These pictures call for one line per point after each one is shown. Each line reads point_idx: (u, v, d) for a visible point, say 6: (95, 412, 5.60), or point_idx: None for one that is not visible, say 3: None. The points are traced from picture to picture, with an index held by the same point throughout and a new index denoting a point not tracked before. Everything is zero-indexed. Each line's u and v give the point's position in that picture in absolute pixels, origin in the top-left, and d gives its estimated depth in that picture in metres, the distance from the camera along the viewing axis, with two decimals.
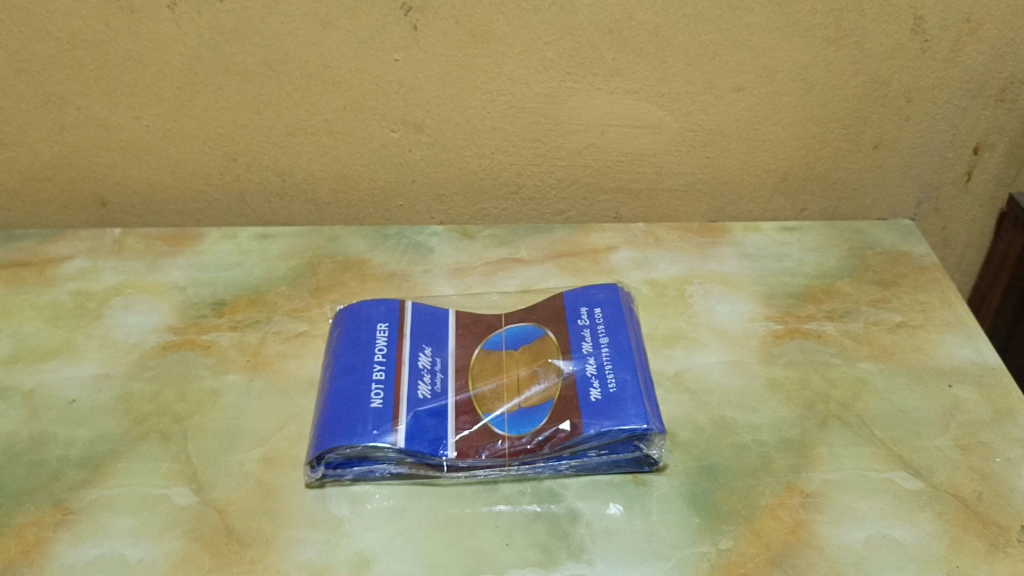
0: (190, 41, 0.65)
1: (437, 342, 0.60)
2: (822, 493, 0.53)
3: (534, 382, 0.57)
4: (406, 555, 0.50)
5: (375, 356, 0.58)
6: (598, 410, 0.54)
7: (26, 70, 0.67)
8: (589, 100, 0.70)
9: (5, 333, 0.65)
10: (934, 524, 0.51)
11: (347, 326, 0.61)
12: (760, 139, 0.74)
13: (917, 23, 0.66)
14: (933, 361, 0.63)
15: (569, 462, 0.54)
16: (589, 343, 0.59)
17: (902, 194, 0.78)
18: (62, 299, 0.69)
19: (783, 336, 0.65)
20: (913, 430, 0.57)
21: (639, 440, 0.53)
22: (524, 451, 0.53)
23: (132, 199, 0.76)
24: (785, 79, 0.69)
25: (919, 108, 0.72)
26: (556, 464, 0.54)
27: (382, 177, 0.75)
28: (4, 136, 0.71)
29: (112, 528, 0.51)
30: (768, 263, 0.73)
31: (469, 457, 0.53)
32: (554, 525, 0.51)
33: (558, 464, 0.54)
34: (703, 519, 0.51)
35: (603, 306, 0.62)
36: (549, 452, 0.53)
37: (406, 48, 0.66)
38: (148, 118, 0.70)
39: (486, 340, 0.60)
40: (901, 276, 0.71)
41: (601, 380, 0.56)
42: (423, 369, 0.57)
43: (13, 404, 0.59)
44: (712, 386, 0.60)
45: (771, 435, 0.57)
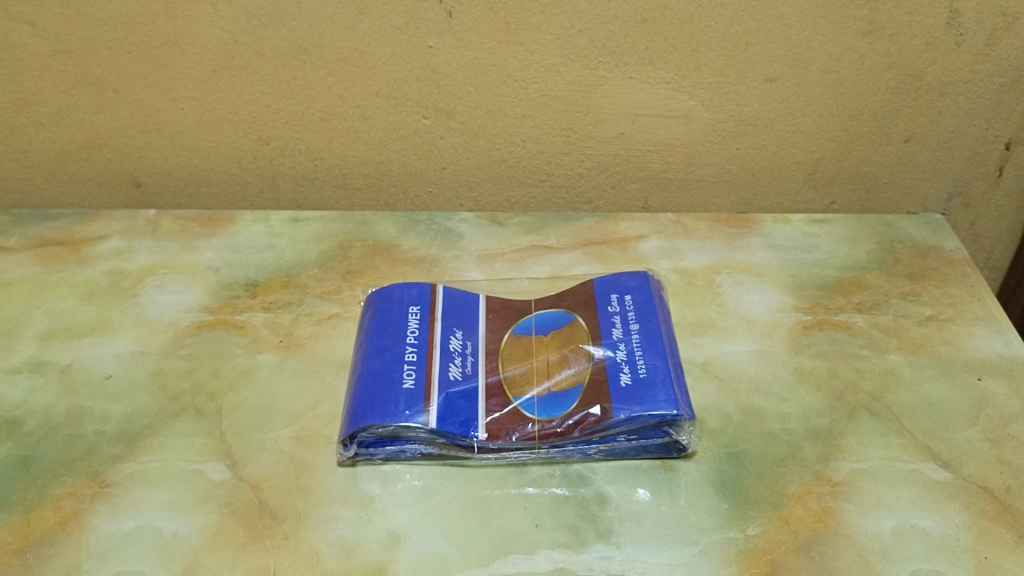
0: (226, 25, 0.66)
1: (467, 326, 0.60)
2: (850, 482, 0.53)
3: (564, 366, 0.57)
4: (436, 534, 0.50)
5: (407, 338, 0.58)
6: (628, 396, 0.54)
7: (65, 51, 0.68)
8: (620, 89, 0.70)
9: (42, 310, 0.67)
10: (962, 515, 0.51)
11: (379, 308, 0.62)
12: (790, 131, 0.74)
13: (952, 16, 0.66)
14: (963, 354, 0.63)
15: (598, 446, 0.54)
16: (619, 329, 0.59)
17: (932, 188, 0.78)
18: (98, 278, 0.70)
19: (812, 327, 0.65)
20: (942, 423, 0.57)
21: (668, 426, 0.54)
22: (554, 434, 0.54)
23: (166, 181, 0.77)
24: (818, 71, 0.69)
25: (951, 102, 0.72)
26: (585, 447, 0.54)
27: (412, 163, 0.75)
28: (40, 116, 0.72)
29: (147, 501, 0.52)
30: (797, 255, 0.73)
31: (500, 439, 0.54)
32: (582, 508, 0.52)
33: (587, 449, 0.54)
34: (731, 505, 0.52)
35: (633, 293, 0.62)
36: (578, 436, 0.54)
37: (440, 34, 0.67)
38: (184, 101, 0.71)
39: (516, 324, 0.61)
40: (930, 269, 0.71)
41: (631, 366, 0.56)
42: (454, 352, 0.58)
43: (51, 378, 0.60)
44: (741, 374, 0.61)
45: (800, 424, 0.57)
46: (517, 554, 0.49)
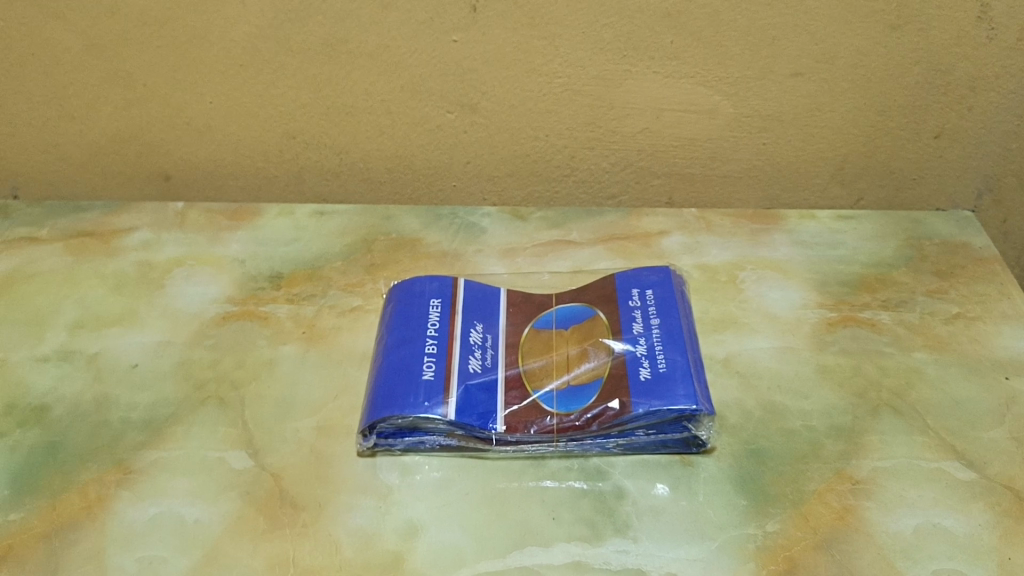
0: (254, 19, 0.67)
1: (487, 319, 0.61)
2: (871, 479, 0.53)
3: (584, 360, 0.57)
4: (454, 525, 0.50)
5: (427, 331, 0.59)
6: (647, 390, 0.54)
7: (97, 46, 0.69)
8: (645, 84, 0.70)
9: (71, 300, 0.68)
10: (986, 515, 0.51)
11: (401, 300, 0.62)
12: (817, 126, 0.73)
13: (984, 10, 0.65)
14: (991, 352, 0.62)
15: (617, 440, 0.54)
16: (640, 324, 0.59)
17: (963, 185, 0.77)
18: (126, 270, 0.71)
19: (836, 323, 0.64)
20: (968, 422, 0.56)
21: (686, 421, 0.54)
22: (573, 428, 0.54)
23: (195, 174, 0.78)
24: (845, 65, 0.69)
25: (983, 97, 0.71)
26: (604, 441, 0.54)
27: (436, 158, 0.76)
28: (71, 109, 0.73)
29: (170, 488, 0.53)
30: (823, 251, 0.72)
31: (518, 432, 0.54)
32: (600, 502, 0.52)
33: (605, 443, 0.54)
34: (750, 501, 0.51)
35: (655, 288, 0.62)
36: (598, 429, 0.54)
37: (465, 29, 0.67)
38: (212, 95, 0.72)
39: (536, 319, 0.61)
40: (958, 267, 0.70)
41: (651, 361, 0.56)
42: (474, 345, 0.58)
43: (78, 367, 0.61)
44: (763, 371, 0.60)
45: (822, 421, 0.57)
46: (534, 547, 0.49)
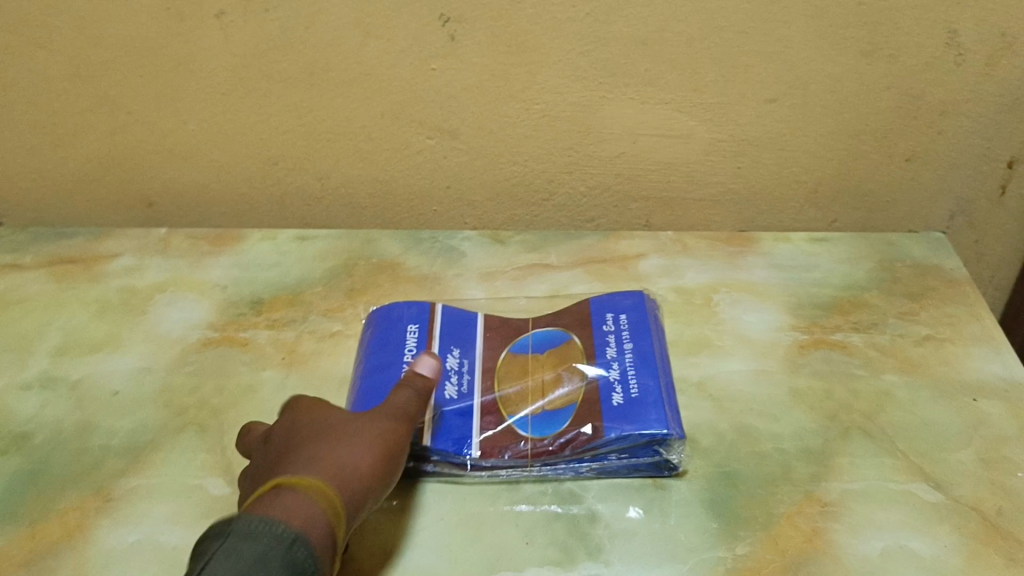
0: (236, 49, 0.68)
1: (465, 343, 0.62)
2: (840, 502, 0.54)
3: (559, 385, 0.58)
4: (428, 550, 0.51)
5: (404, 356, 0.60)
6: (619, 415, 0.55)
7: (81, 75, 0.70)
8: (621, 110, 0.71)
9: (54, 326, 0.68)
10: (952, 537, 0.52)
11: (379, 325, 0.63)
12: (791, 151, 0.74)
13: (952, 37, 0.67)
14: (960, 374, 0.63)
15: (590, 464, 0.55)
16: (613, 349, 0.60)
17: (936, 207, 0.78)
18: (110, 295, 0.72)
19: (809, 346, 0.65)
20: (936, 444, 0.57)
21: (658, 445, 0.54)
22: (546, 452, 0.55)
23: (178, 199, 0.79)
24: (818, 91, 0.70)
25: (953, 121, 0.72)
26: (577, 465, 0.55)
27: (417, 182, 0.77)
28: (56, 137, 0.74)
29: (149, 515, 0.53)
30: (797, 273, 0.73)
31: (492, 457, 0.55)
32: (573, 525, 0.52)
33: (579, 467, 0.55)
34: (721, 524, 0.52)
35: (629, 312, 0.63)
36: (571, 453, 0.55)
37: (443, 57, 0.68)
38: (195, 122, 0.73)
39: (513, 343, 0.62)
40: (930, 289, 0.71)
41: (624, 386, 0.57)
42: (450, 371, 0.59)
43: (60, 394, 0.62)
44: (735, 394, 0.61)
45: (793, 444, 0.57)
46: (507, 571, 0.50)
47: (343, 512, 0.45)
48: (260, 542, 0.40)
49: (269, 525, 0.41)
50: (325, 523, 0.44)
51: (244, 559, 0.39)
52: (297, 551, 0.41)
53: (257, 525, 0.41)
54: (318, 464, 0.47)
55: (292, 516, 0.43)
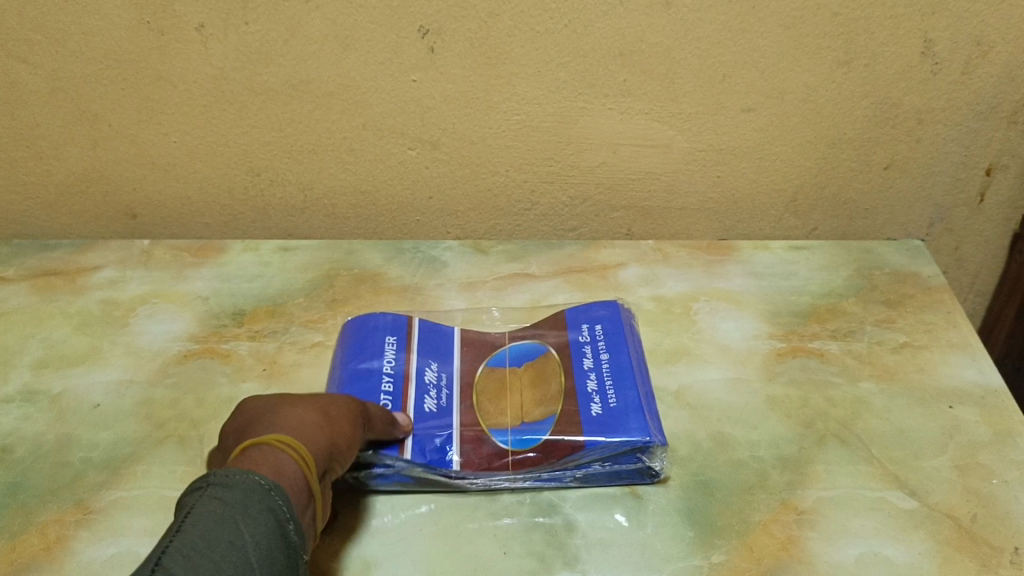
0: (216, 62, 0.68)
1: (442, 357, 0.62)
2: (816, 509, 0.54)
3: (536, 400, 0.59)
4: (406, 561, 0.51)
5: (383, 367, 0.60)
6: (600, 425, 0.56)
7: (62, 88, 0.70)
8: (600, 120, 0.72)
9: (36, 339, 0.69)
10: (926, 544, 0.52)
11: (354, 334, 0.63)
12: (770, 159, 0.75)
13: (927, 46, 0.67)
14: (935, 381, 0.63)
15: (573, 474, 0.55)
16: (590, 359, 0.61)
17: (914, 215, 0.79)
18: (92, 307, 0.72)
19: (786, 354, 0.66)
20: (911, 451, 0.58)
21: (640, 454, 0.55)
22: (531, 465, 0.55)
23: (161, 211, 0.79)
24: (795, 101, 0.71)
25: (930, 130, 0.73)
26: (560, 475, 0.55)
27: (399, 193, 0.77)
28: (38, 149, 0.74)
29: (128, 528, 0.53)
30: (776, 281, 0.74)
31: (478, 471, 0.55)
32: (551, 535, 0.53)
33: (562, 476, 0.55)
34: (697, 533, 0.53)
35: (604, 324, 0.64)
36: (555, 463, 0.55)
37: (423, 68, 0.69)
38: (177, 134, 0.73)
39: (490, 356, 0.62)
40: (908, 296, 0.72)
41: (602, 397, 0.58)
42: (429, 384, 0.60)
43: (41, 407, 0.62)
44: (713, 403, 0.62)
45: (769, 452, 0.58)
46: None
47: (310, 462, 0.46)
48: (235, 494, 0.39)
49: (241, 478, 0.40)
50: (294, 472, 0.44)
51: (225, 510, 0.38)
52: (273, 501, 0.40)
53: (234, 475, 0.40)
54: (280, 427, 0.47)
55: (269, 463, 0.43)
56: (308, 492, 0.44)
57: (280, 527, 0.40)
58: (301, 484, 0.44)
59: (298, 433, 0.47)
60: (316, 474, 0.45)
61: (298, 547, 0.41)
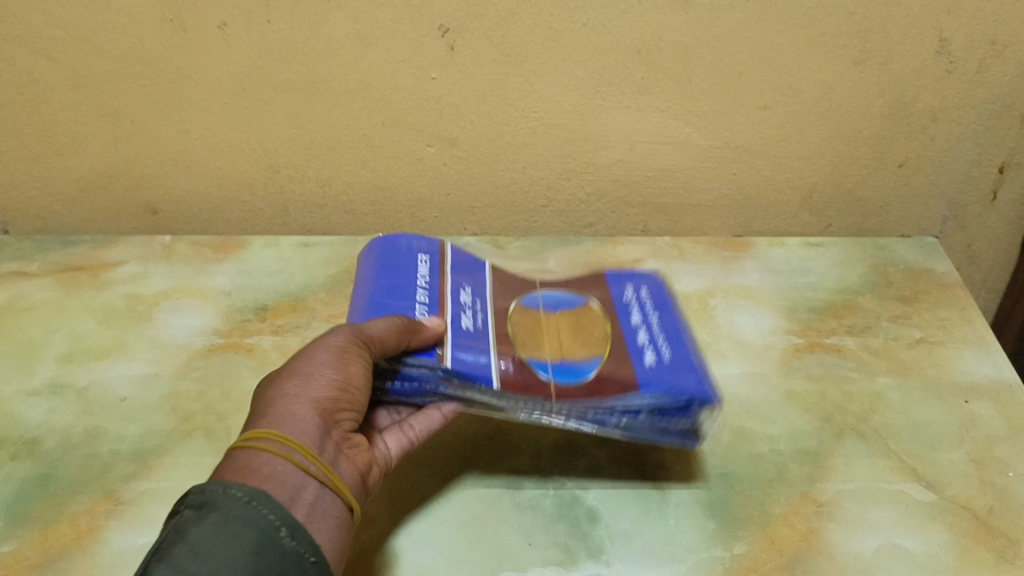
0: (238, 59, 0.69)
1: (477, 287, 0.61)
2: (835, 502, 0.55)
3: (578, 339, 0.56)
4: (432, 551, 0.52)
5: (416, 283, 0.59)
6: (657, 373, 0.53)
7: (85, 85, 0.71)
8: (618, 118, 0.73)
9: (61, 333, 0.69)
10: (944, 535, 0.53)
11: (384, 250, 0.62)
12: (785, 157, 0.75)
13: (942, 45, 0.68)
14: (951, 376, 0.64)
15: (621, 417, 0.51)
16: (637, 315, 0.60)
17: (928, 212, 0.80)
18: (115, 302, 0.73)
19: (804, 349, 0.67)
20: (928, 444, 0.59)
21: (695, 410, 0.52)
22: (580, 398, 0.51)
23: (181, 207, 0.80)
24: (811, 99, 0.71)
25: (944, 128, 0.73)
26: (607, 417, 0.51)
27: (418, 190, 0.78)
28: (60, 146, 0.75)
29: (159, 518, 0.54)
30: (792, 277, 0.74)
31: (518, 392, 0.51)
32: (574, 526, 0.54)
33: (608, 418, 0.51)
34: (718, 524, 0.53)
35: (648, 287, 0.64)
36: (604, 402, 0.51)
37: (443, 66, 0.69)
38: (198, 131, 0.74)
39: (523, 300, 0.61)
40: (922, 292, 0.73)
41: (654, 348, 0.56)
42: (464, 305, 0.58)
43: (68, 400, 0.63)
44: (732, 397, 0.62)
45: (788, 445, 0.59)
46: (510, 571, 0.51)
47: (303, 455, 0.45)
48: (213, 516, 0.41)
49: (224, 496, 0.41)
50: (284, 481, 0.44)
51: (202, 529, 0.40)
52: (256, 513, 0.41)
53: (216, 490, 0.42)
54: (272, 419, 0.47)
55: (249, 469, 0.44)
56: (303, 475, 0.45)
57: (266, 537, 0.41)
58: (292, 473, 0.44)
59: (279, 418, 0.47)
60: (305, 452, 0.45)
61: (303, 548, 0.42)
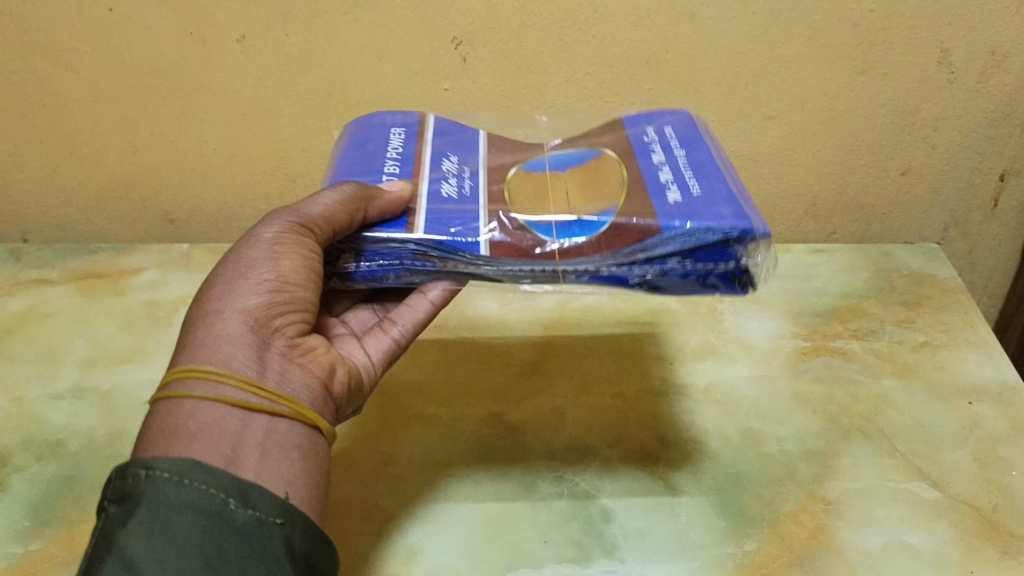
0: (255, 71, 0.70)
1: (466, 154, 0.53)
2: (842, 500, 0.56)
3: (588, 198, 0.48)
4: (450, 548, 0.53)
5: (387, 154, 0.53)
6: (685, 210, 0.45)
7: (106, 97, 0.72)
8: None
9: (82, 338, 0.71)
10: (949, 532, 0.54)
11: (359, 132, 0.57)
12: (790, 165, 0.77)
13: (943, 56, 0.69)
14: (955, 379, 0.65)
15: (643, 269, 0.45)
16: (660, 155, 0.51)
17: (930, 220, 0.82)
18: (135, 308, 0.74)
19: (810, 353, 0.68)
20: (932, 444, 0.60)
21: (734, 246, 0.44)
22: (590, 257, 0.45)
23: (198, 218, 0.83)
24: (815, 109, 0.73)
25: (946, 137, 0.75)
26: (628, 271, 0.45)
27: None
28: (80, 156, 0.77)
29: None
30: (797, 283, 0.76)
31: (511, 258, 0.45)
32: (588, 524, 0.55)
33: (630, 272, 0.45)
34: (729, 522, 0.55)
35: (673, 127, 0.55)
36: (619, 259, 0.44)
37: (455, 78, 0.71)
38: (216, 141, 0.76)
39: (525, 163, 0.52)
40: (925, 297, 0.74)
41: (681, 185, 0.48)
42: (447, 173, 0.51)
43: (92, 402, 0.64)
44: (740, 398, 0.64)
45: (796, 445, 0.60)
46: (526, 568, 0.52)
47: (238, 390, 0.42)
48: (141, 510, 0.37)
49: (149, 483, 0.37)
50: (223, 425, 0.41)
51: (138, 531, 0.36)
52: (189, 491, 0.37)
53: (141, 484, 0.37)
54: (202, 346, 0.43)
55: (175, 427, 0.40)
56: (245, 412, 0.42)
57: (212, 512, 0.37)
58: (230, 416, 0.41)
59: (206, 348, 0.43)
60: (240, 385, 0.42)
61: (261, 513, 0.39)
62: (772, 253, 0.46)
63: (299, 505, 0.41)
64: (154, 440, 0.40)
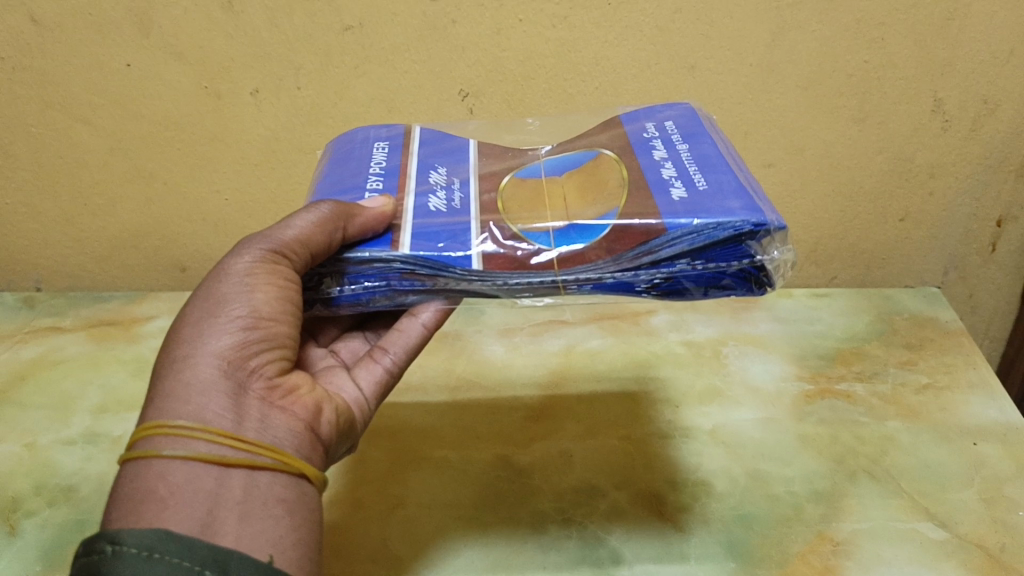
0: (268, 123, 0.72)
1: (453, 165, 0.52)
2: (851, 540, 0.56)
3: (585, 201, 0.47)
4: None
5: (370, 169, 0.52)
6: (692, 206, 0.44)
7: (121, 149, 0.74)
8: None
9: (94, 385, 0.72)
10: (958, 571, 0.54)
11: (343, 150, 0.56)
12: (789, 211, 0.79)
13: (937, 104, 0.71)
14: (960, 420, 0.66)
15: (651, 273, 0.44)
16: (662, 151, 0.50)
17: (930, 264, 0.84)
18: (147, 355, 0.75)
19: (814, 395, 0.69)
20: (939, 484, 0.60)
21: (747, 242, 0.43)
22: (593, 264, 0.43)
23: (208, 265, 0.84)
24: (813, 157, 0.75)
25: (941, 183, 0.77)
26: (635, 277, 0.44)
27: None
28: (95, 206, 0.79)
29: None
30: (800, 326, 0.77)
31: (506, 270, 0.43)
32: (597, 567, 0.55)
33: (637, 278, 0.44)
34: (738, 563, 0.55)
35: (675, 122, 0.55)
36: (623, 264, 0.43)
37: None
38: (227, 192, 0.78)
39: (520, 170, 0.51)
40: (927, 339, 0.75)
41: (686, 181, 0.47)
42: (435, 185, 0.50)
43: (103, 448, 0.65)
44: (747, 440, 0.64)
45: (803, 486, 0.60)
46: None
47: (215, 443, 0.38)
48: None
49: (115, 561, 0.34)
50: (199, 482, 0.38)
51: None
52: (162, 565, 0.34)
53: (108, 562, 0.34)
54: (171, 398, 0.40)
55: (145, 492, 0.37)
56: (222, 467, 0.38)
57: None
58: (205, 474, 0.38)
59: (175, 399, 0.39)
60: (214, 437, 0.38)
61: None
62: (789, 248, 0.45)
63: (288, 568, 0.38)
64: (122, 508, 0.37)
